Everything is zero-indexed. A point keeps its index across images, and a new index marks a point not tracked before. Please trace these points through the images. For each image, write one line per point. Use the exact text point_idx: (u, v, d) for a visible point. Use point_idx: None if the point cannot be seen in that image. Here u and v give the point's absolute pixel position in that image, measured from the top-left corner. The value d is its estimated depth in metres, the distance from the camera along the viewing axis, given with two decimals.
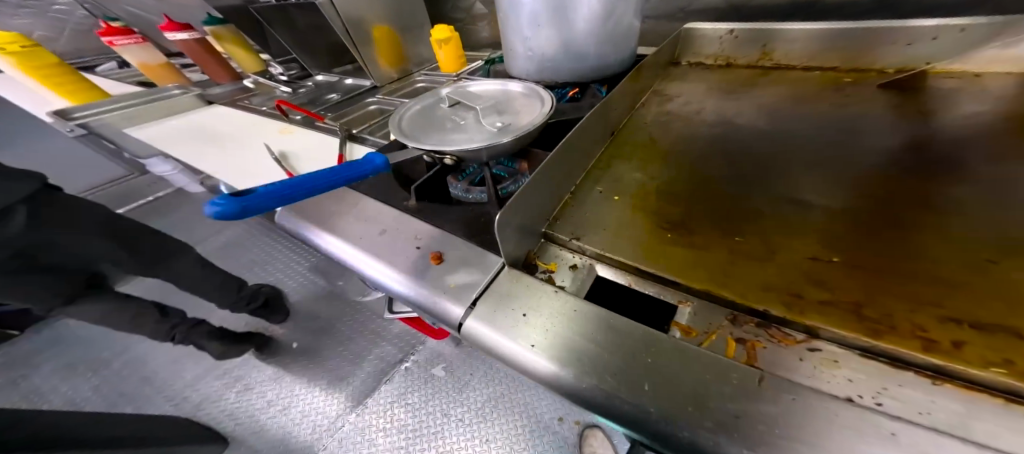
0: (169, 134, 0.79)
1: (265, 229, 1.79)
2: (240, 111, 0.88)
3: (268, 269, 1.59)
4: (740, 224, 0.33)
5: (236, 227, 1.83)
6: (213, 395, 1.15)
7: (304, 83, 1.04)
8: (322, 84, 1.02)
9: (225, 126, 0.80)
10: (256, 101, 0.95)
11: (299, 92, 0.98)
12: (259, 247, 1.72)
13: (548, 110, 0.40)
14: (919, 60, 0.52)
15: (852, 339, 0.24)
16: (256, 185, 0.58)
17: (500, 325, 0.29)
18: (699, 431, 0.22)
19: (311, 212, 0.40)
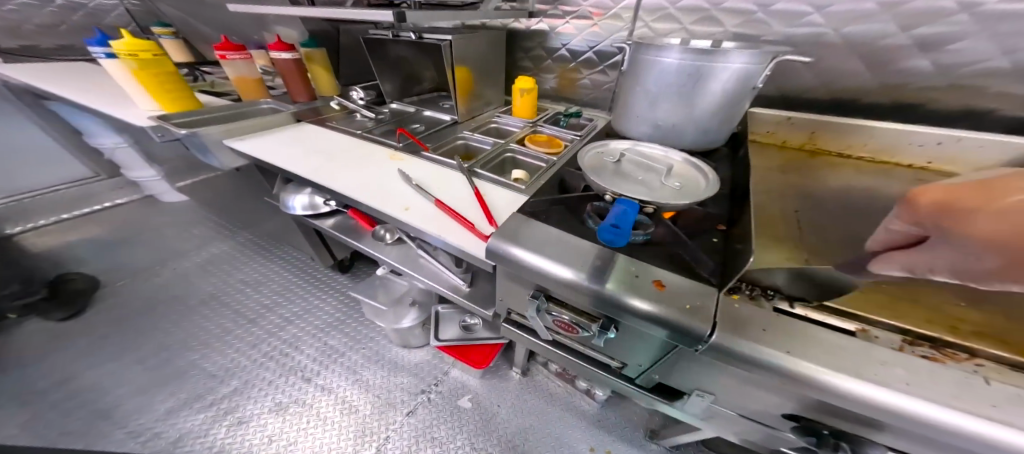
0: (272, 148, 0.82)
1: (264, 246, 1.69)
2: (331, 131, 0.91)
3: (265, 292, 1.45)
4: (883, 273, 0.44)
5: (222, 243, 1.68)
6: (197, 430, 1.02)
7: (382, 109, 1.08)
8: (399, 113, 1.08)
9: (326, 145, 0.83)
10: (341, 122, 0.98)
11: (382, 118, 1.02)
12: (253, 265, 1.58)
13: (714, 178, 0.52)
14: (924, 158, 0.73)
15: (1008, 357, 0.35)
16: (399, 208, 0.62)
17: (746, 337, 0.38)
18: (948, 409, 0.32)
19: (518, 239, 0.47)
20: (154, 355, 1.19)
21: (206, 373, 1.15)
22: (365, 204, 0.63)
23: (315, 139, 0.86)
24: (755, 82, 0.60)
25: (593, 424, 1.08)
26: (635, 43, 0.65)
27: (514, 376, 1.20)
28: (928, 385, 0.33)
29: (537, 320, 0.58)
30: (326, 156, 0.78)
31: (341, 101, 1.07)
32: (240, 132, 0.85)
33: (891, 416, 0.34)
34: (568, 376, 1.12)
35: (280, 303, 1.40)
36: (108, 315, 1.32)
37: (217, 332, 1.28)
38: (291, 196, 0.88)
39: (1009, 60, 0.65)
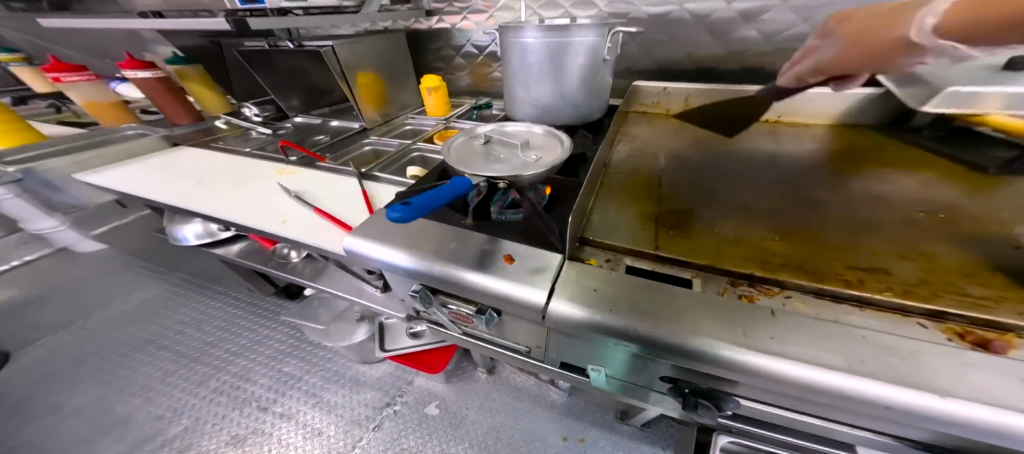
0: (132, 179, 0.74)
1: (197, 282, 1.56)
2: (217, 153, 0.85)
3: (208, 328, 1.35)
4: (716, 222, 0.49)
5: (152, 287, 1.54)
6: None
7: (282, 125, 1.04)
8: (303, 126, 1.04)
9: (201, 170, 0.77)
10: (230, 142, 0.93)
11: (281, 133, 0.98)
12: (192, 307, 1.45)
13: (568, 144, 0.55)
14: (774, 113, 0.82)
15: (807, 285, 0.39)
16: (277, 222, 0.60)
17: (577, 299, 0.38)
18: (753, 352, 0.33)
19: (381, 235, 0.48)
20: (87, 407, 1.11)
21: (150, 417, 1.08)
22: (242, 224, 0.61)
23: (196, 164, 0.80)
24: (602, 55, 0.64)
25: (563, 414, 1.07)
26: (503, 26, 0.65)
27: (480, 376, 1.17)
28: (745, 328, 0.35)
29: (436, 315, 0.57)
30: (196, 181, 0.73)
31: (230, 118, 1.05)
32: (97, 163, 0.78)
33: (707, 362, 0.35)
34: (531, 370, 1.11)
35: (226, 338, 1.31)
36: (36, 374, 1.22)
37: (158, 376, 1.19)
38: (181, 226, 0.82)
39: (809, 25, 0.77)
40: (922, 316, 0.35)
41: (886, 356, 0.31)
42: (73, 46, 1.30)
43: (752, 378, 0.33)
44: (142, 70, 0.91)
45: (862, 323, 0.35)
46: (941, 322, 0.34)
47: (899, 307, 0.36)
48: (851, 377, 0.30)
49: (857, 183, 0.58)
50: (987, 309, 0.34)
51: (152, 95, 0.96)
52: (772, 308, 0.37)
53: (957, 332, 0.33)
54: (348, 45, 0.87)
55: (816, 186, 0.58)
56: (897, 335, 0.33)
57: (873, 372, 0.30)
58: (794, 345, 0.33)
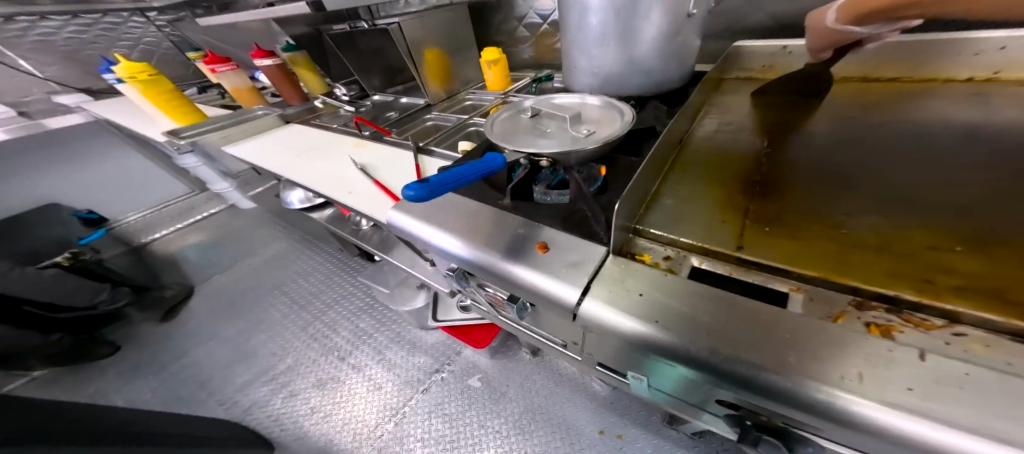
0: (262, 146, 0.89)
1: (302, 241, 1.84)
2: (313, 129, 0.97)
3: (312, 280, 1.61)
4: (845, 220, 0.35)
5: (280, 241, 1.90)
6: (262, 400, 1.19)
7: (364, 103, 1.12)
8: (381, 103, 1.11)
9: (304, 142, 0.88)
10: (327, 119, 1.03)
11: (362, 111, 1.06)
12: (309, 260, 1.75)
13: (629, 116, 0.45)
14: (987, 68, 0.55)
15: (1001, 321, 0.25)
16: (344, 192, 0.64)
17: (617, 302, 0.32)
18: (875, 405, 0.22)
19: (418, 211, 0.46)
20: (231, 336, 1.43)
21: (270, 353, 1.33)
22: (316, 192, 0.66)
23: (295, 138, 0.92)
24: (686, 9, 0.53)
25: (603, 406, 0.99)
26: None
27: (524, 357, 1.15)
28: (865, 370, 0.24)
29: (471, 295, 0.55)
30: (299, 151, 0.84)
31: (325, 99, 1.16)
32: (238, 136, 0.95)
33: (799, 407, 0.25)
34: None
35: (324, 290, 1.55)
36: (221, 300, 1.60)
37: (281, 318, 1.47)
38: (289, 192, 0.95)
39: None
40: None
41: None
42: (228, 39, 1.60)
43: (870, 439, 0.23)
44: (264, 58, 1.08)
45: None
46: None
47: None
48: None
49: None
50: None
51: (273, 79, 1.12)
52: (922, 348, 0.25)
53: None
54: (414, 20, 0.88)
55: None
56: None
57: None
58: (954, 406, 0.21)
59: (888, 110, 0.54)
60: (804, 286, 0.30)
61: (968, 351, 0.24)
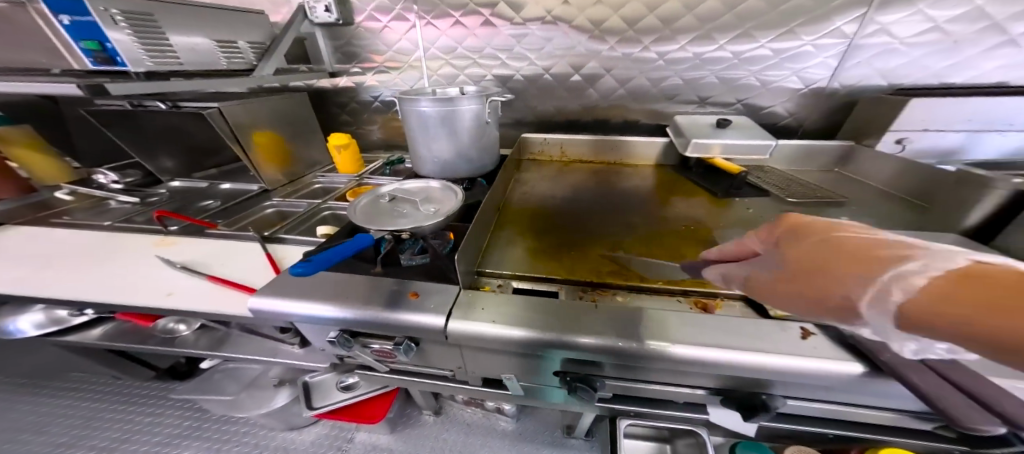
0: None
1: (21, 381, 1.20)
2: (66, 230, 0.75)
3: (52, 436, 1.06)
4: (574, 246, 0.68)
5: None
6: None
7: (153, 192, 0.97)
8: (186, 191, 0.99)
9: (40, 249, 0.68)
10: (81, 215, 0.82)
11: (154, 202, 0.91)
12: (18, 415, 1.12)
13: (460, 195, 0.68)
14: (619, 156, 1.14)
15: (620, 284, 0.56)
16: (160, 295, 0.58)
17: (463, 316, 0.48)
18: (578, 334, 0.46)
19: (294, 290, 0.52)
20: None
21: None
22: (110, 305, 0.56)
23: (36, 244, 0.70)
24: (484, 118, 0.81)
25: (514, 440, 1.13)
26: (404, 95, 0.77)
27: (428, 419, 1.17)
28: (575, 318, 0.48)
29: (359, 357, 0.62)
30: (42, 262, 0.65)
31: (78, 189, 0.94)
32: None
33: (554, 348, 0.46)
34: (477, 402, 1.14)
35: (83, 435, 1.04)
36: None
37: None
38: (10, 318, 0.69)
39: (625, 88, 1.10)
40: (683, 295, 0.55)
41: (656, 320, 0.48)
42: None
43: (584, 354, 0.46)
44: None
45: (649, 304, 0.53)
46: (691, 297, 0.54)
47: (672, 291, 0.55)
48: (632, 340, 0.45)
49: (666, 207, 0.85)
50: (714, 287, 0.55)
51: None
52: (599, 303, 0.52)
53: (695, 301, 0.53)
54: (237, 105, 0.86)
55: (642, 210, 0.83)
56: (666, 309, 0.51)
57: (645, 333, 0.46)
58: (604, 323, 0.47)
59: (592, 180, 1.03)
60: (558, 286, 0.58)
61: (612, 299, 0.55)
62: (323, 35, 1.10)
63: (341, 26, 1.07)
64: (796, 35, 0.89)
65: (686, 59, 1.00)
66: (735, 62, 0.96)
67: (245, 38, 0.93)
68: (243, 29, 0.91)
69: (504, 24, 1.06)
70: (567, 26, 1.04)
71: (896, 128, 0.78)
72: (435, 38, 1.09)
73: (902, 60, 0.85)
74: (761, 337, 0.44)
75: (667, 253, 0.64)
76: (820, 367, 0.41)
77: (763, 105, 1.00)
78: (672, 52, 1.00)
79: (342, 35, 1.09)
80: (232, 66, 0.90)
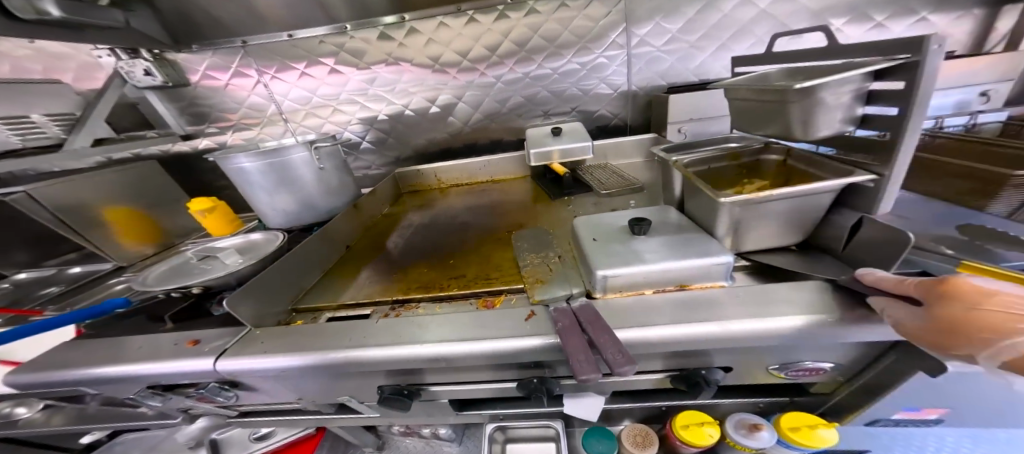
0: None
1: None
2: None
3: None
4: (403, 270, 0.74)
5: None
6: None
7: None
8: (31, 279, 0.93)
9: None
10: None
11: None
12: None
13: (280, 239, 0.73)
14: (491, 175, 1.25)
15: (421, 296, 0.63)
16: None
17: (245, 351, 0.52)
18: (346, 350, 0.51)
19: (71, 359, 0.55)
20: None
21: None
22: None
23: None
24: (319, 165, 0.87)
25: None
26: (220, 153, 0.79)
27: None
28: (352, 334, 0.54)
29: (197, 407, 0.66)
30: None
31: None
32: None
33: (331, 366, 0.51)
34: (413, 431, 1.16)
35: None
36: None
37: None
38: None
39: (479, 112, 1.22)
40: (473, 295, 0.61)
41: (424, 322, 0.53)
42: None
43: (357, 366, 0.51)
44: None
45: (440, 308, 0.60)
46: (479, 296, 0.61)
47: (464, 293, 0.62)
48: (392, 346, 0.50)
49: (511, 216, 0.94)
50: (499, 284, 0.62)
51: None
52: (388, 317, 0.57)
53: (481, 301, 0.60)
54: (61, 188, 0.83)
55: (486, 224, 0.92)
56: (448, 311, 0.58)
57: (406, 337, 0.51)
58: (375, 334, 0.53)
59: (460, 202, 1.12)
60: (368, 308, 0.64)
61: (410, 311, 0.61)
62: (156, 94, 1.10)
63: (172, 88, 1.09)
64: (590, 50, 1.09)
65: (518, 78, 1.16)
66: (556, 75, 1.14)
67: (39, 110, 0.89)
68: (34, 101, 0.88)
69: (353, 71, 1.13)
70: (408, 65, 1.14)
71: (672, 118, 0.98)
72: (288, 91, 1.14)
73: (668, 63, 1.08)
74: (497, 327, 0.50)
75: (480, 259, 0.72)
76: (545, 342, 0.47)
77: (594, 109, 1.19)
78: (506, 75, 1.15)
79: (180, 97, 1.12)
80: (28, 143, 0.86)
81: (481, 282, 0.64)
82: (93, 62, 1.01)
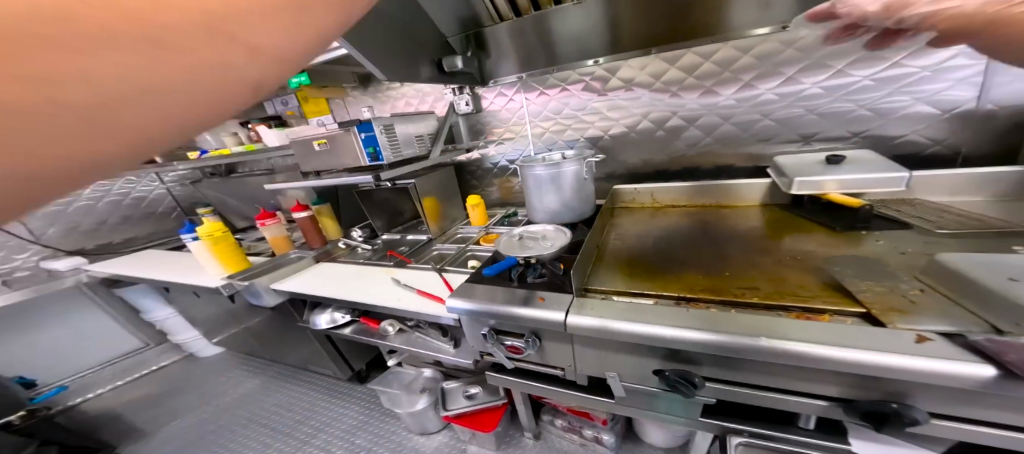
0: (303, 282, 1.27)
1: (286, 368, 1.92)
2: (346, 264, 1.35)
3: (295, 408, 1.63)
4: (671, 272, 0.79)
5: (253, 379, 1.90)
6: None
7: (377, 242, 1.50)
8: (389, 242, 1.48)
9: (336, 275, 1.27)
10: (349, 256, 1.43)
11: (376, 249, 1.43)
12: (284, 390, 1.79)
13: (569, 235, 0.92)
14: (719, 199, 1.19)
15: (712, 299, 0.66)
16: (395, 300, 1.00)
17: (581, 313, 0.69)
18: (667, 329, 0.60)
19: (466, 294, 0.85)
20: None
21: None
22: (371, 303, 1.02)
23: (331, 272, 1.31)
24: (584, 174, 1.04)
25: None
26: (523, 166, 1.06)
27: (528, 442, 1.27)
28: (667, 316, 0.62)
29: (497, 351, 0.83)
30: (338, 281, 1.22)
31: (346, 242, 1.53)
32: (279, 277, 1.32)
33: (649, 340, 0.62)
34: (575, 428, 1.20)
35: (312, 415, 1.57)
36: (178, 441, 1.59)
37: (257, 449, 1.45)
38: (319, 315, 1.20)
39: (711, 137, 1.21)
40: (780, 308, 0.60)
41: (742, 320, 0.56)
42: (244, 194, 2.01)
43: (675, 347, 0.60)
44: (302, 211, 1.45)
45: (743, 312, 0.61)
46: (787, 311, 0.59)
47: (765, 304, 0.61)
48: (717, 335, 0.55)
49: (769, 241, 0.89)
50: (813, 302, 0.58)
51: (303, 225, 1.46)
52: (691, 309, 0.63)
53: (797, 315, 0.57)
54: (425, 180, 1.36)
55: (741, 245, 0.88)
56: (758, 316, 0.58)
57: (729, 328, 0.55)
58: (693, 320, 0.60)
59: (690, 221, 1.11)
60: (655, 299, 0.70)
61: (704, 309, 0.64)
62: (463, 121, 1.58)
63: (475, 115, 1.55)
64: (907, 64, 0.95)
65: (770, 100, 1.11)
66: (820, 91, 1.06)
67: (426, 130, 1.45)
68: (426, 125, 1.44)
69: (598, 94, 1.31)
70: (633, 86, 1.25)
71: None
72: (535, 106, 1.43)
73: None
74: (868, 336, 0.46)
75: (765, 276, 0.70)
76: (947, 373, 0.40)
77: (897, 134, 1.03)
78: (761, 95, 1.11)
79: (475, 120, 1.56)
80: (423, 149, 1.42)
81: (783, 296, 0.62)
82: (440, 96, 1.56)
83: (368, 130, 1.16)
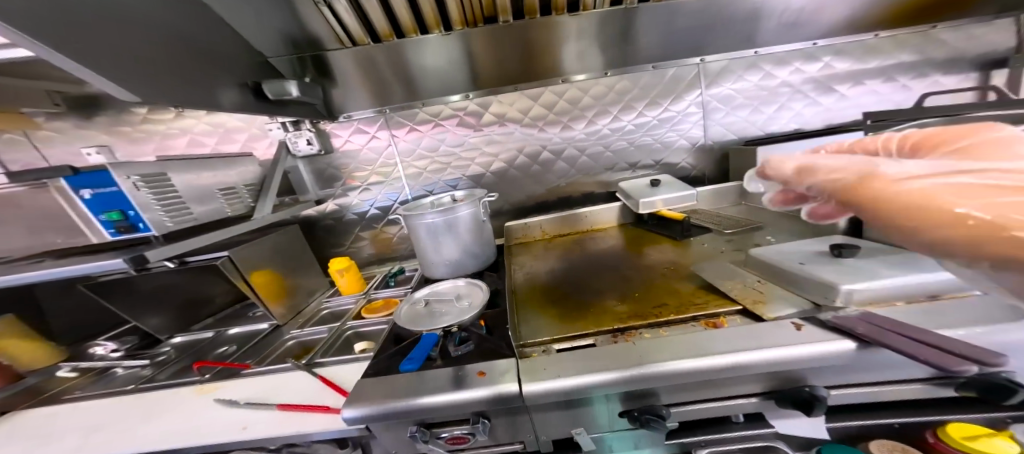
0: None
1: None
2: (84, 400, 0.83)
3: None
4: (593, 304, 0.80)
5: None
6: None
7: (156, 351, 1.05)
8: (188, 345, 1.07)
9: (80, 424, 0.74)
10: (88, 388, 0.90)
11: (160, 360, 0.99)
12: None
13: (486, 288, 0.85)
14: (591, 224, 1.36)
15: (641, 323, 0.70)
16: (237, 431, 0.63)
17: (537, 377, 0.59)
18: (628, 369, 0.58)
19: (372, 392, 0.61)
20: None
21: None
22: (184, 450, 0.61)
23: (53, 421, 0.77)
24: (482, 216, 0.97)
25: None
26: (408, 213, 0.91)
27: None
28: (621, 356, 0.61)
29: (432, 449, 0.62)
30: (85, 431, 0.71)
31: (77, 364, 1.01)
32: None
33: (615, 384, 0.58)
34: None
35: None
36: None
37: None
38: None
39: (573, 169, 1.38)
40: (692, 319, 0.69)
41: (679, 340, 0.61)
42: None
43: (638, 385, 0.58)
44: None
45: (671, 331, 0.67)
46: (698, 320, 0.68)
47: (680, 318, 0.69)
48: (672, 360, 0.57)
49: (643, 257, 1.06)
50: (710, 307, 0.70)
51: None
52: (635, 341, 0.64)
53: (705, 321, 0.67)
54: (245, 249, 0.96)
55: (627, 265, 1.01)
56: (686, 332, 0.65)
57: (677, 352, 0.59)
58: (644, 353, 0.60)
59: (578, 248, 1.21)
60: (596, 337, 0.69)
61: (640, 336, 0.67)
62: (305, 165, 1.27)
63: (321, 156, 1.26)
64: (672, 111, 1.37)
65: (595, 129, 1.35)
66: (631, 128, 1.36)
67: (242, 180, 1.09)
68: (238, 172, 1.07)
69: (469, 130, 1.29)
70: (503, 122, 1.29)
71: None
72: (398, 142, 1.28)
73: (738, 120, 1.42)
74: (780, 338, 0.57)
75: (663, 291, 0.80)
76: (824, 349, 0.54)
77: (675, 163, 1.44)
78: (596, 127, 1.34)
79: (324, 163, 1.27)
80: (235, 208, 1.04)
81: (687, 307, 0.72)
82: (263, 133, 1.22)
83: (108, 185, 0.70)
